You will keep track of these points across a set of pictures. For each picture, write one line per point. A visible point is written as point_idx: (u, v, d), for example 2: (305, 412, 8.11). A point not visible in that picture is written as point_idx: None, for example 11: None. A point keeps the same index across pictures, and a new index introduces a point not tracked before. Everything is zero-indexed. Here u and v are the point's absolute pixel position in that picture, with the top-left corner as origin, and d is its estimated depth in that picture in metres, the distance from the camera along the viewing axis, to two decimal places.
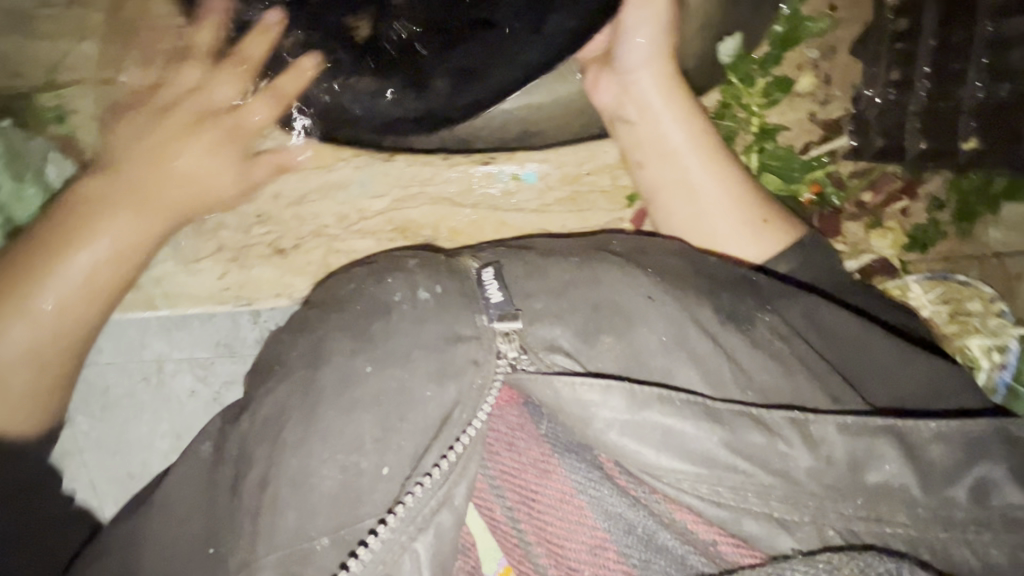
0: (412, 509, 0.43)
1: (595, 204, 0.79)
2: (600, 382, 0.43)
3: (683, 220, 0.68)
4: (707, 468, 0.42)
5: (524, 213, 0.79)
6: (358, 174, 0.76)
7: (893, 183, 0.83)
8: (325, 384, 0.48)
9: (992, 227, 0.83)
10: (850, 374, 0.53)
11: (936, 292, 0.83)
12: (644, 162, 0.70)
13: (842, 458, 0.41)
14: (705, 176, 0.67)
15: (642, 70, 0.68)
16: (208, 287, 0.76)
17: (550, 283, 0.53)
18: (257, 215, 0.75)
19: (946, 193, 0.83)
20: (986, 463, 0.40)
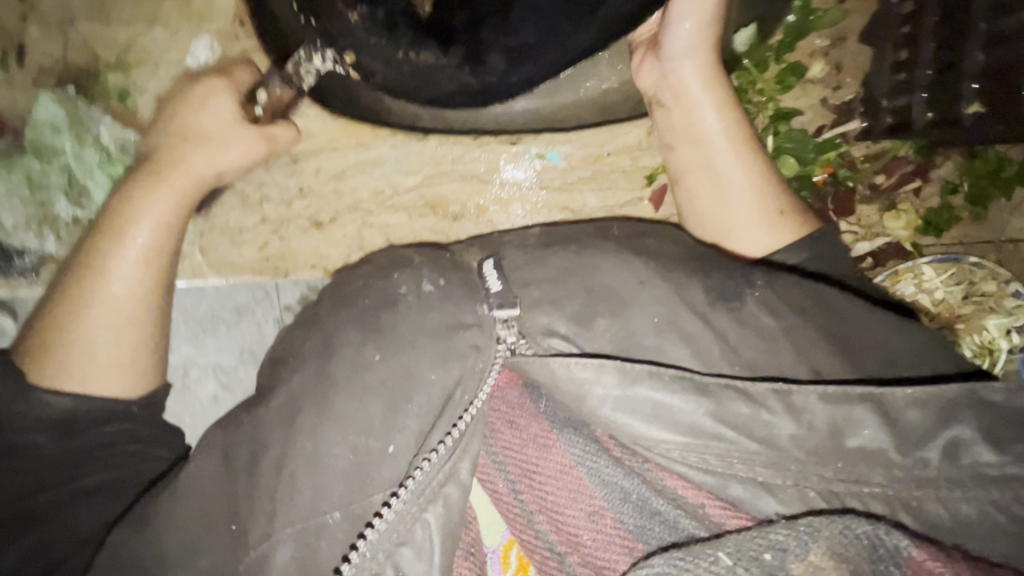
0: (421, 483, 0.46)
1: (616, 182, 0.82)
2: (593, 361, 0.46)
3: (706, 203, 0.70)
4: (694, 437, 0.44)
5: (549, 191, 0.82)
6: (362, 174, 0.79)
7: (906, 166, 0.84)
8: (336, 373, 0.51)
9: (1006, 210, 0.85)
10: (841, 348, 0.53)
11: (949, 275, 0.83)
12: (675, 145, 0.72)
13: (823, 424, 0.43)
14: (732, 165, 0.69)
15: (685, 56, 0.70)
16: (251, 260, 0.79)
17: (548, 271, 0.56)
18: (299, 189, 0.79)
19: (957, 176, 0.84)
20: (959, 424, 0.41)
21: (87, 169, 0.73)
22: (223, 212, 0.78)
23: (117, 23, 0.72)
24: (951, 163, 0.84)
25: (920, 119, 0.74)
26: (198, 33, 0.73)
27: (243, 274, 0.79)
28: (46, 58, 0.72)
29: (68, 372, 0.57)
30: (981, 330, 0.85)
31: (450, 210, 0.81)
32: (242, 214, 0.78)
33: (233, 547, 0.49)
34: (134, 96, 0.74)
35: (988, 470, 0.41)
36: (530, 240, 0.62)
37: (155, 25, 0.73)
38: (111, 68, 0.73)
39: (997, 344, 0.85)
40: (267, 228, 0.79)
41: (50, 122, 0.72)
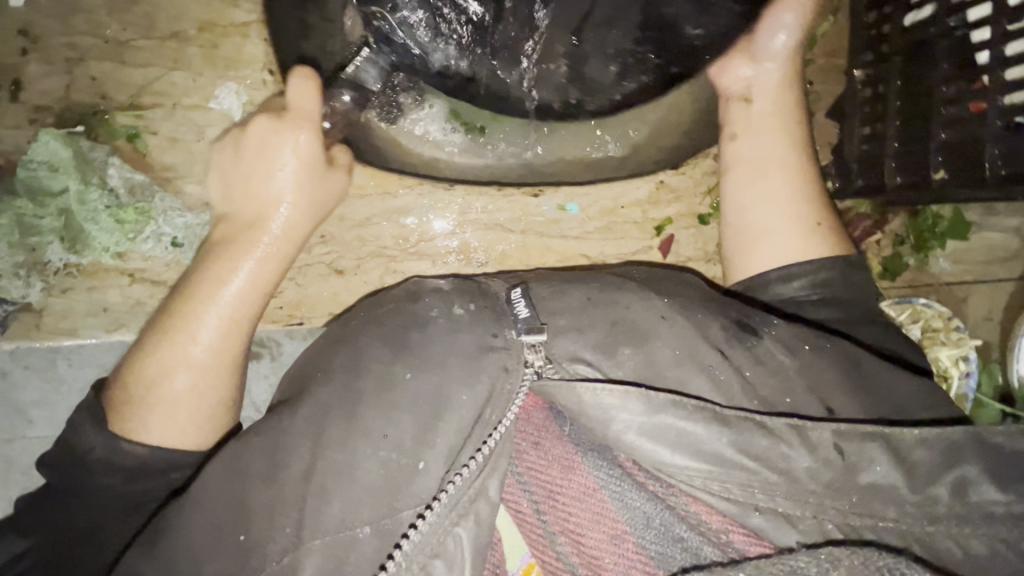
0: (453, 497, 0.48)
1: (628, 233, 0.87)
2: (619, 388, 0.48)
3: (749, 196, 0.73)
4: (717, 466, 0.46)
5: (568, 240, 0.87)
6: (387, 221, 0.83)
7: (867, 220, 0.92)
8: (366, 388, 0.53)
9: (942, 259, 0.95)
10: (852, 385, 0.57)
11: (904, 315, 0.89)
12: (737, 135, 0.77)
13: (839, 459, 0.45)
14: (780, 170, 0.73)
15: (768, 86, 0.77)
16: (263, 307, 0.82)
17: (572, 303, 0.58)
18: (320, 236, 0.82)
19: (905, 230, 0.92)
20: (963, 464, 0.44)
21: (88, 210, 0.75)
22: None
23: (133, 62, 0.75)
24: (901, 221, 0.92)
25: (891, 182, 0.81)
26: (224, 79, 0.77)
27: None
28: (44, 95, 0.74)
29: (143, 422, 0.59)
30: (938, 362, 0.87)
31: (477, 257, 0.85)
32: None
33: (241, 560, 0.49)
34: (144, 138, 0.77)
35: (995, 507, 0.43)
36: (547, 278, 0.65)
37: (175, 69, 0.76)
38: (123, 108, 0.76)
39: (950, 372, 0.87)
40: (281, 275, 0.82)
41: (47, 162, 0.73)
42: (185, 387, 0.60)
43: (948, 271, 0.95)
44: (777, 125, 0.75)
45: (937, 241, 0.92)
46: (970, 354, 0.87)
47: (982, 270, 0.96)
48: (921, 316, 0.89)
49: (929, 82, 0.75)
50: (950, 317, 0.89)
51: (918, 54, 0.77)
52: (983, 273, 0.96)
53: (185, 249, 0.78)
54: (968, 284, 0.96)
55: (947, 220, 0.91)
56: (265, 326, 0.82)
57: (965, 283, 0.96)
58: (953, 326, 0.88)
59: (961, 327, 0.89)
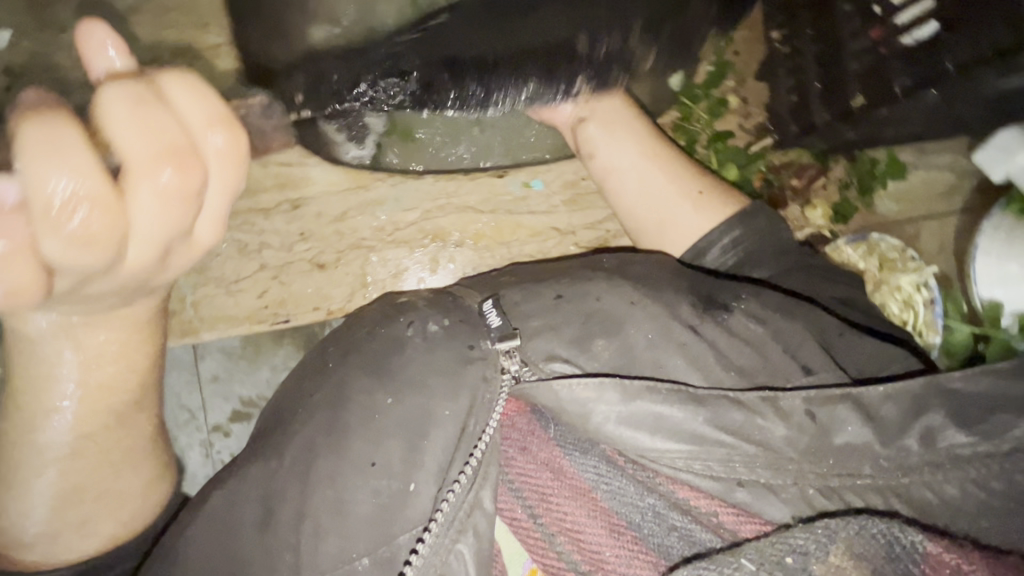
0: (449, 514, 0.48)
1: (596, 203, 0.86)
2: (594, 381, 0.49)
3: (633, 197, 0.75)
4: (696, 445, 0.48)
5: (536, 215, 0.86)
6: (363, 213, 0.82)
7: (812, 170, 0.94)
8: (350, 420, 0.52)
9: (885, 199, 0.96)
10: (826, 343, 0.59)
11: (861, 250, 0.90)
12: (593, 154, 0.76)
13: (811, 424, 0.46)
14: (649, 168, 0.75)
15: (598, 97, 0.74)
16: (247, 307, 0.80)
17: (543, 302, 0.59)
18: (300, 233, 0.81)
19: (848, 175, 0.94)
20: (928, 413, 0.45)
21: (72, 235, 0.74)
22: (218, 264, 0.79)
23: None
24: (842, 168, 0.94)
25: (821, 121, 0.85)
26: None
27: (240, 323, 0.80)
28: None
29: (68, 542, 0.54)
30: (897, 288, 0.89)
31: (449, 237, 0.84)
32: (237, 264, 0.80)
33: None
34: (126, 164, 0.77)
35: (963, 450, 0.45)
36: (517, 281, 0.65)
37: None
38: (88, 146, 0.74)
39: (915, 298, 0.89)
40: (267, 274, 0.80)
41: None
42: (126, 479, 0.57)
43: (897, 211, 0.97)
44: (622, 130, 0.75)
45: (877, 183, 0.93)
46: (930, 281, 0.88)
47: (926, 207, 0.97)
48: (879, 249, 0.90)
49: (836, 28, 0.79)
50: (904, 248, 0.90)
51: (824, 8, 0.81)
52: (942, 209, 0.97)
53: None
54: (913, 221, 0.97)
55: (884, 160, 0.93)
56: (251, 327, 0.80)
57: (916, 220, 0.97)
58: (909, 256, 0.90)
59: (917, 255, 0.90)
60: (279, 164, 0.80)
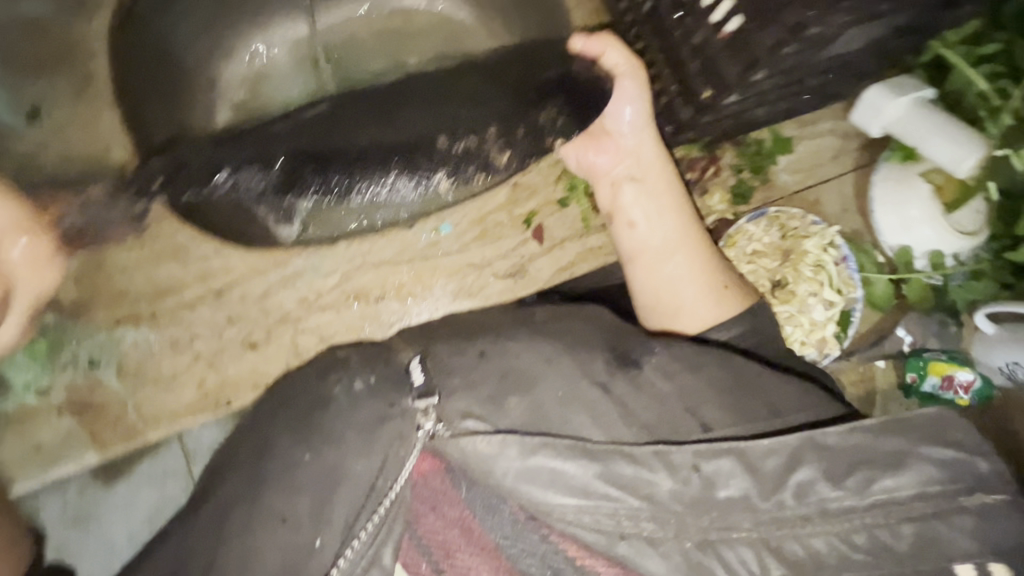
0: (349, 567, 0.52)
1: (505, 233, 0.76)
2: (496, 437, 0.51)
3: (664, 278, 0.70)
4: (585, 499, 0.50)
5: (454, 260, 0.75)
6: (284, 286, 0.72)
7: (699, 159, 0.79)
8: (270, 474, 0.55)
9: (782, 172, 0.81)
10: (739, 396, 0.61)
11: (766, 226, 0.78)
12: (635, 224, 0.71)
13: (695, 477, 0.49)
14: (684, 250, 0.70)
15: (651, 161, 0.71)
16: (188, 400, 0.70)
17: (464, 359, 0.60)
18: (226, 318, 0.70)
19: (738, 159, 0.80)
20: (804, 467, 0.47)
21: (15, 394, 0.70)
22: (155, 362, 0.69)
23: None
24: (730, 152, 0.79)
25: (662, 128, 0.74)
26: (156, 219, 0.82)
27: (181, 418, 0.70)
28: None
29: None
30: (804, 259, 0.77)
31: (373, 296, 0.74)
32: (169, 358, 0.69)
33: None
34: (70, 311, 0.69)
35: (833, 504, 0.46)
36: (440, 333, 0.65)
37: None
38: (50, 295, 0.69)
39: (823, 261, 0.77)
40: (201, 363, 0.70)
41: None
42: None
43: (792, 181, 0.81)
44: (660, 205, 0.71)
45: (769, 160, 0.80)
46: (837, 240, 0.77)
47: (819, 169, 0.81)
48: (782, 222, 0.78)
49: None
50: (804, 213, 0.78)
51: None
52: (826, 173, 0.81)
53: (105, 365, 0.68)
54: (811, 186, 0.82)
55: (768, 140, 0.80)
56: (195, 420, 0.71)
57: (814, 185, 0.81)
58: (810, 222, 0.78)
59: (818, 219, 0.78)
60: (196, 256, 0.68)
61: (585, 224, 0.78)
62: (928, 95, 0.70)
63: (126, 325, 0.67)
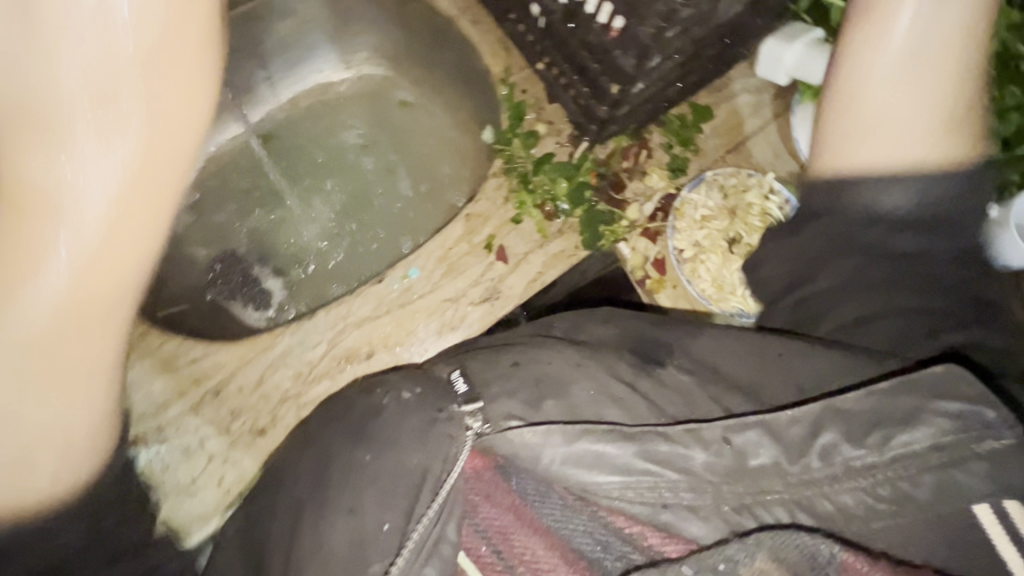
0: (418, 544, 0.56)
1: (468, 260, 0.88)
2: (540, 428, 0.56)
3: (876, 98, 0.66)
4: (628, 475, 0.54)
5: (428, 299, 0.87)
6: (280, 368, 0.84)
7: (632, 145, 0.92)
8: (333, 475, 0.60)
9: (709, 137, 0.91)
10: (760, 380, 0.64)
11: (704, 189, 0.87)
12: (865, 28, 0.66)
13: (728, 449, 0.53)
14: (937, 54, 0.64)
15: None
16: (213, 501, 0.81)
17: (501, 368, 0.64)
18: (231, 412, 0.83)
19: (667, 136, 0.92)
20: (828, 431, 0.51)
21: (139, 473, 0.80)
22: (173, 473, 0.81)
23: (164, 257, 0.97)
24: (657, 133, 0.92)
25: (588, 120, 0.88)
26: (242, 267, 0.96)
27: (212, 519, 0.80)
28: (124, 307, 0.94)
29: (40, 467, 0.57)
30: (741, 216, 0.87)
31: (362, 354, 0.85)
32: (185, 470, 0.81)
33: None
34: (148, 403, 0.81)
35: (856, 462, 0.50)
36: (479, 350, 0.70)
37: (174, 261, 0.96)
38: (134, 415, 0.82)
39: (759, 209, 0.87)
40: (217, 461, 0.81)
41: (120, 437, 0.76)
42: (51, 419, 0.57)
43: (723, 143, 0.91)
44: (970, 80, 0.66)
45: (695, 132, 0.91)
46: (773, 184, 0.87)
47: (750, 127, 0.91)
48: (718, 184, 0.87)
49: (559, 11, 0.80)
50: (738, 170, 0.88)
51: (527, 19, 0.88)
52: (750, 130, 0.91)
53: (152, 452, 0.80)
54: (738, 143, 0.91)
55: (691, 111, 0.91)
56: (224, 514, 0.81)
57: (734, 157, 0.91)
58: (744, 174, 0.88)
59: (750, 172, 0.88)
60: (186, 361, 0.84)
61: (542, 233, 0.88)
62: (820, 34, 0.84)
63: (141, 444, 0.81)
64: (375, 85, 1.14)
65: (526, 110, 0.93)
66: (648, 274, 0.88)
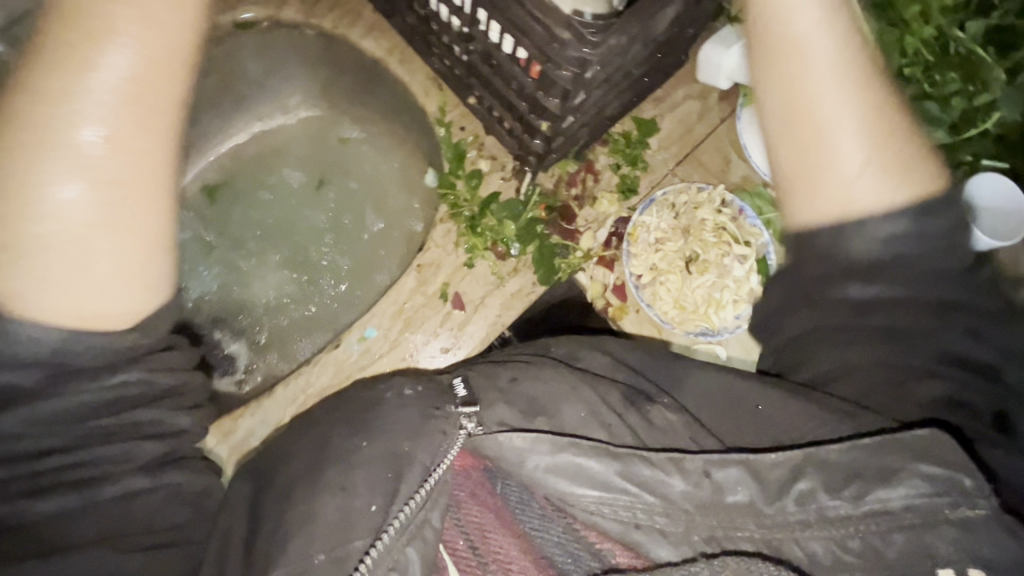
0: (403, 525, 0.60)
1: (430, 311, 0.85)
2: (529, 434, 0.58)
3: (796, 154, 0.63)
4: (606, 492, 0.56)
5: (384, 360, 0.84)
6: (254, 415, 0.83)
7: (576, 170, 0.88)
8: (330, 454, 0.62)
9: (657, 154, 0.89)
10: (750, 430, 0.62)
11: (662, 215, 0.85)
12: (767, 99, 0.64)
13: (707, 482, 0.54)
14: (843, 116, 0.61)
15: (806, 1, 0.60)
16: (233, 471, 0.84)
17: (499, 382, 0.65)
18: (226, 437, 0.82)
19: (613, 157, 0.89)
20: (806, 479, 0.52)
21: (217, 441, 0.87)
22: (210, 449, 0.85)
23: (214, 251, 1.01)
24: (600, 153, 0.89)
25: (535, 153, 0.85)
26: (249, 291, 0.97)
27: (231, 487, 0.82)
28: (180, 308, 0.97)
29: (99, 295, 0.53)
30: (707, 246, 0.85)
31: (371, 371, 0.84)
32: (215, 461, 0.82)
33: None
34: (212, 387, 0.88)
35: (831, 512, 0.51)
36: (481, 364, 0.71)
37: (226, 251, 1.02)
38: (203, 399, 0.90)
39: (722, 227, 0.85)
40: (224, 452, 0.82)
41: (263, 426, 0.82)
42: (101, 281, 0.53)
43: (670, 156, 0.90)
44: (853, 37, 0.61)
45: (641, 148, 0.89)
46: (728, 199, 0.85)
47: (693, 142, 0.90)
48: (678, 210, 0.85)
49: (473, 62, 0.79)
50: (694, 186, 0.86)
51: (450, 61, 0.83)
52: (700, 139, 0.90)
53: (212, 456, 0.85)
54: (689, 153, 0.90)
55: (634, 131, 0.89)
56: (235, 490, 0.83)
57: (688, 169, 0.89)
58: (698, 192, 0.86)
59: (703, 187, 0.86)
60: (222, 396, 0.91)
61: (496, 275, 0.85)
62: None
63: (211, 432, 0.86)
64: (318, 125, 1.05)
65: (465, 149, 0.88)
66: (609, 301, 0.86)
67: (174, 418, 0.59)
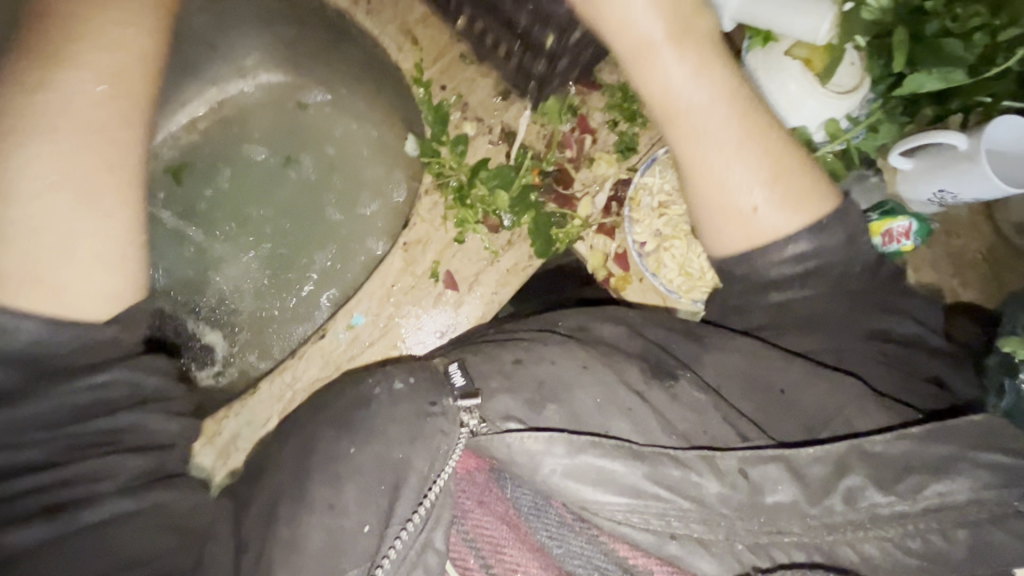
0: (401, 553, 0.52)
1: (425, 294, 0.76)
2: (543, 435, 0.51)
3: (708, 165, 0.61)
4: (635, 498, 0.50)
5: (371, 353, 0.75)
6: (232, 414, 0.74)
7: (571, 129, 0.79)
8: (313, 464, 0.54)
9: None
10: (781, 407, 0.58)
11: (661, 176, 0.77)
12: (665, 113, 0.62)
13: (744, 482, 0.49)
14: (738, 135, 0.60)
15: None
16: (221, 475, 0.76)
17: (502, 366, 0.57)
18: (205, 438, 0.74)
19: (612, 111, 0.79)
20: (853, 474, 0.47)
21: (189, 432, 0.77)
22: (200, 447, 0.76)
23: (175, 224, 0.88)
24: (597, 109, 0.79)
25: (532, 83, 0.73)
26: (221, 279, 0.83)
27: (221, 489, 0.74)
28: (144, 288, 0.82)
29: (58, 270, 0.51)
30: None
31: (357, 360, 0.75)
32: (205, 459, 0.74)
33: None
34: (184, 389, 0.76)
35: (883, 509, 0.47)
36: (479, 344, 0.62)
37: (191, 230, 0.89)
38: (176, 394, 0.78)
39: None
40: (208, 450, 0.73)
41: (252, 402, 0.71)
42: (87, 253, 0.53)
43: None
44: (705, 44, 0.62)
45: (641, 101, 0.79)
46: None
47: None
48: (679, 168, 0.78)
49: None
50: None
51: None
52: None
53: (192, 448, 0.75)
54: None
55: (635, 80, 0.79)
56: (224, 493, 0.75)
57: None
58: None
59: None
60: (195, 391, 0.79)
61: (493, 250, 0.77)
62: None
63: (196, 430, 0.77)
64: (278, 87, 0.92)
65: (448, 109, 0.78)
66: (613, 272, 0.78)
67: (146, 426, 0.55)
